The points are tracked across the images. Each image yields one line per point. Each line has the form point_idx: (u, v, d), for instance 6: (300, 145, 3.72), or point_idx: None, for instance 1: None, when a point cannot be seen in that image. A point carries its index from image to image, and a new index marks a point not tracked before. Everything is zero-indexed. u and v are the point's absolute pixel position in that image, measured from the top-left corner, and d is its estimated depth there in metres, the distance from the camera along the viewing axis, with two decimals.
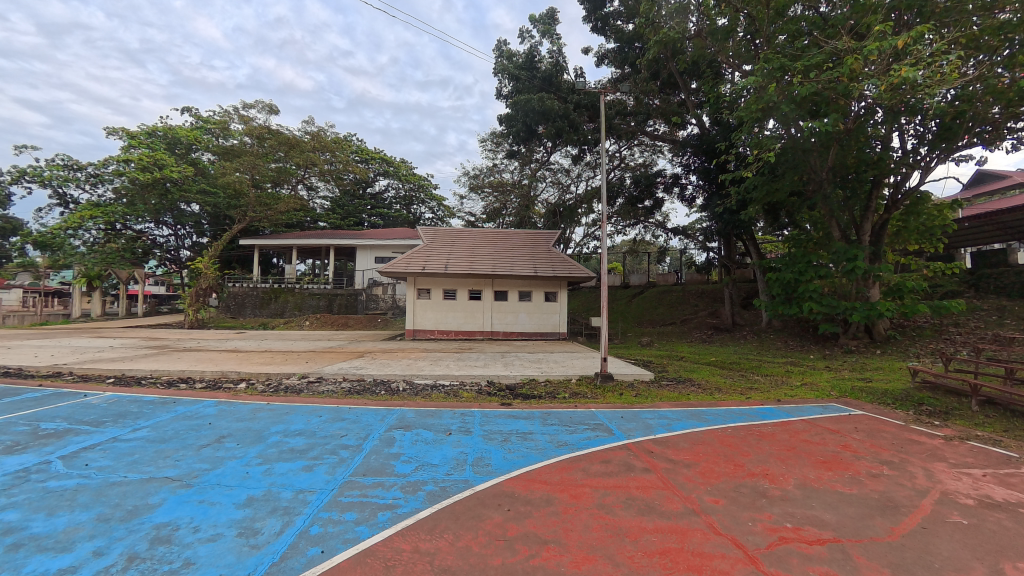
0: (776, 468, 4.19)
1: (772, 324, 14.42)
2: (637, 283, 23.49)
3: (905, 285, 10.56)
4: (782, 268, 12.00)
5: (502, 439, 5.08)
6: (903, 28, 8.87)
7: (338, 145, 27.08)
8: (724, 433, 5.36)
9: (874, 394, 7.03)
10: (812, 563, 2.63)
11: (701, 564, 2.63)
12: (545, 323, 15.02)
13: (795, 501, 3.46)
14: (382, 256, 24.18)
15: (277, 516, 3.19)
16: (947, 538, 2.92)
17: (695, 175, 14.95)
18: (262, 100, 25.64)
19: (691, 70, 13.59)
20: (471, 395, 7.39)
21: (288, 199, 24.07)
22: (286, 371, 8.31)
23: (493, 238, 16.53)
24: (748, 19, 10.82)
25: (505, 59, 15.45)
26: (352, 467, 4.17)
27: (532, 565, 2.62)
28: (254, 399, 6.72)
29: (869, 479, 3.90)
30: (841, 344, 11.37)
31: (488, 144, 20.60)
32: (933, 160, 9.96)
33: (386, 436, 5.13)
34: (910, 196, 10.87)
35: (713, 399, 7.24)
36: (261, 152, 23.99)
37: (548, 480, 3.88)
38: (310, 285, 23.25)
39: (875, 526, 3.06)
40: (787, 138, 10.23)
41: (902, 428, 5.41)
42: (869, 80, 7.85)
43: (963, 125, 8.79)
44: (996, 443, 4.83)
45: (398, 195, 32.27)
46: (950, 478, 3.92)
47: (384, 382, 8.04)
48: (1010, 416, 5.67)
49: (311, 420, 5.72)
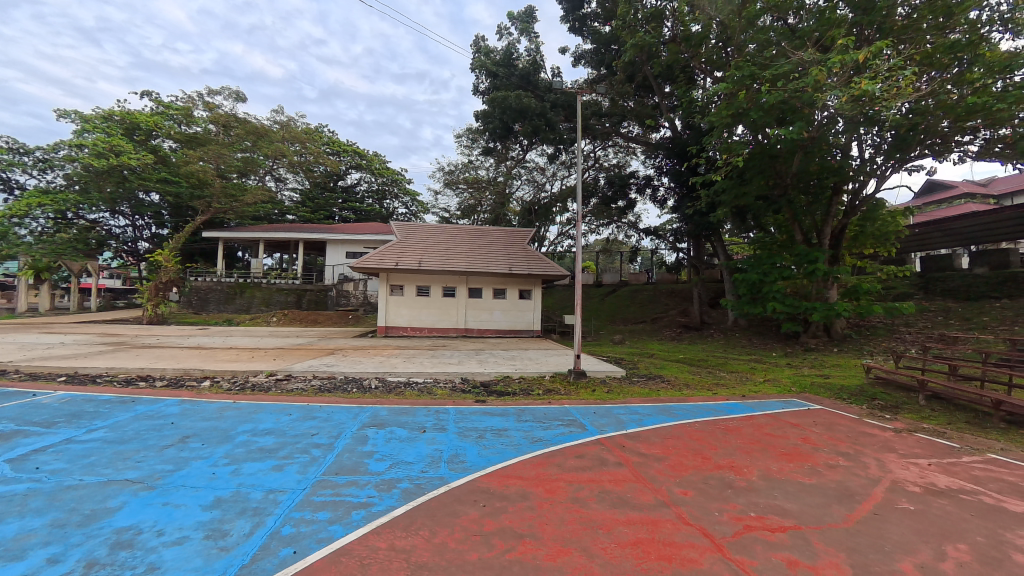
0: (741, 460, 4.38)
1: (738, 323, 14.98)
2: (610, 281, 23.78)
3: (861, 288, 11.14)
4: (748, 268, 12.49)
5: (478, 436, 5.07)
6: (864, 43, 9.44)
7: (309, 136, 26.46)
8: (693, 427, 5.54)
9: (831, 389, 7.43)
10: (774, 550, 2.77)
11: (671, 553, 2.72)
12: (520, 321, 15.15)
13: (760, 492, 3.62)
14: (354, 251, 23.73)
15: (247, 517, 3.10)
16: (897, 523, 3.13)
17: (668, 177, 15.34)
18: (229, 87, 24.71)
19: (665, 74, 13.91)
20: (445, 392, 7.37)
21: (255, 191, 23.22)
22: (253, 369, 8.02)
23: (468, 234, 16.44)
24: (721, 27, 11.15)
25: (483, 55, 15.51)
26: (325, 466, 4.08)
27: (508, 559, 2.64)
28: (219, 397, 6.44)
29: (827, 470, 4.12)
30: (802, 343, 11.90)
31: (464, 140, 20.53)
32: (888, 169, 10.47)
33: (359, 435, 5.03)
34: (867, 203, 11.41)
35: (681, 395, 7.47)
36: (227, 141, 23.42)
37: (524, 476, 3.92)
38: (278, 281, 22.66)
39: (832, 514, 3.24)
40: (754, 144, 10.63)
41: (857, 422, 5.73)
42: (831, 91, 8.19)
43: (916, 137, 9.19)
44: (940, 435, 5.19)
45: (370, 189, 31.35)
46: (900, 467, 4.20)
47: (356, 379, 7.89)
48: (953, 410, 6.09)
49: (281, 419, 5.56)
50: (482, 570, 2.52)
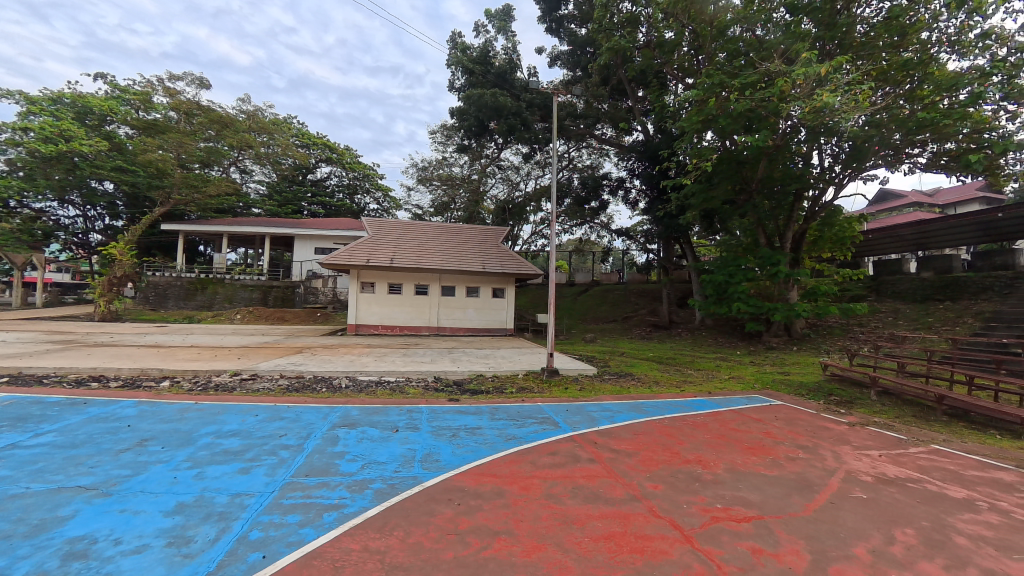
0: (708, 455, 4.55)
1: (704, 323, 15.51)
2: (582, 280, 24.15)
3: (819, 289, 11.71)
4: (714, 270, 12.96)
5: (451, 435, 5.06)
6: (826, 57, 9.95)
7: (277, 127, 25.56)
8: (663, 423, 5.71)
9: (791, 386, 7.81)
10: (740, 539, 2.89)
11: (643, 546, 2.80)
12: (493, 319, 15.21)
13: (726, 484, 3.77)
14: (324, 247, 23.17)
15: (212, 522, 2.98)
16: (852, 511, 3.34)
17: (640, 179, 15.70)
18: (192, 73, 23.53)
19: (639, 79, 14.25)
20: (417, 391, 7.30)
21: (219, 182, 22.29)
22: (217, 368, 7.70)
23: (441, 232, 16.30)
24: (694, 35, 11.44)
25: (460, 52, 15.44)
26: (294, 468, 3.97)
27: (483, 556, 2.65)
28: (180, 398, 6.15)
29: (787, 462, 4.34)
30: (765, 342, 12.46)
31: (438, 136, 20.37)
32: (845, 177, 11.06)
33: (329, 435, 4.92)
34: (826, 209, 12.01)
35: (651, 392, 7.68)
36: (189, 129, 22.31)
37: (498, 473, 3.94)
38: (242, 277, 21.95)
39: (792, 504, 3.42)
40: (723, 149, 11.01)
41: (815, 416, 6.06)
42: (795, 102, 8.57)
43: (870, 149, 9.77)
44: (889, 428, 5.55)
45: (341, 183, 30.58)
46: (853, 459, 4.47)
47: (326, 379, 7.70)
48: (901, 404, 6.51)
49: (247, 420, 5.38)
50: (457, 568, 2.52)
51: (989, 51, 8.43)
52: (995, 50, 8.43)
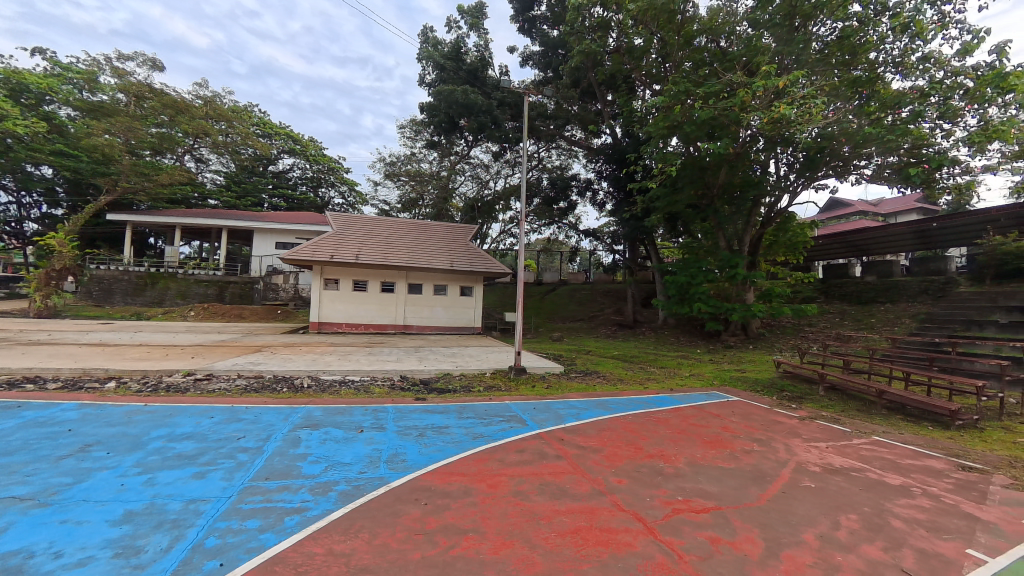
0: (670, 449, 4.71)
1: (667, 322, 16.00)
2: (550, 280, 24.42)
3: (774, 292, 12.30)
4: (677, 271, 13.43)
5: (418, 434, 5.01)
6: (784, 71, 10.48)
7: (236, 115, 24.37)
8: (627, 420, 5.87)
9: (747, 382, 8.21)
10: (700, 530, 3.02)
11: (608, 539, 2.87)
12: (460, 317, 15.16)
13: (686, 477, 3.93)
14: (285, 242, 22.34)
15: (164, 530, 2.83)
16: (802, 499, 3.55)
17: (607, 182, 16.02)
18: (144, 53, 22.11)
19: (609, 83, 14.54)
20: (383, 390, 7.17)
21: (172, 171, 21.11)
22: (169, 368, 7.30)
23: (408, 228, 16.04)
24: (661, 43, 11.75)
25: (431, 47, 15.28)
26: (253, 471, 3.82)
27: (451, 555, 2.64)
28: (128, 400, 5.78)
29: (743, 455, 4.56)
30: (723, 340, 13.00)
31: (407, 131, 20.08)
32: (798, 185, 11.69)
33: (291, 436, 4.77)
34: (781, 215, 12.65)
35: (616, 389, 7.88)
36: (139, 113, 20.96)
37: (466, 472, 3.94)
38: (196, 272, 21.05)
39: (748, 494, 3.60)
40: (687, 155, 11.36)
41: (769, 411, 6.39)
42: (755, 112, 8.99)
43: (822, 159, 10.40)
44: (835, 421, 5.93)
45: (304, 176, 29.50)
46: (803, 450, 4.75)
47: (287, 378, 7.44)
48: (846, 399, 6.96)
49: (202, 422, 5.12)
50: (424, 569, 2.50)
51: (928, 73, 9.11)
52: (933, 72, 9.12)
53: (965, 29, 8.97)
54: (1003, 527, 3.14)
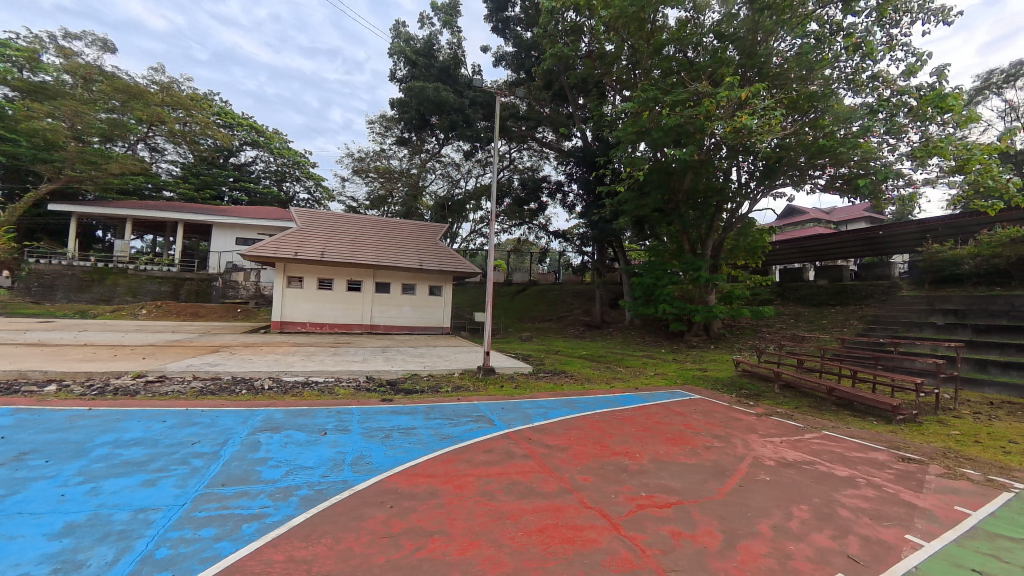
0: (634, 446, 4.83)
1: (634, 323, 16.40)
2: (520, 280, 24.54)
3: (734, 293, 12.77)
4: (644, 273, 13.79)
5: (384, 436, 4.92)
6: (747, 83, 10.95)
7: (195, 103, 23.22)
8: (594, 418, 5.98)
9: (709, 380, 8.52)
10: (663, 524, 3.11)
11: (574, 536, 2.91)
12: (429, 317, 15.02)
13: (650, 473, 4.04)
14: (246, 238, 21.48)
15: (110, 542, 2.66)
16: (758, 492, 3.72)
17: (577, 184, 16.27)
18: (94, 33, 20.77)
19: (580, 87, 14.77)
20: (348, 391, 7.00)
21: (124, 159, 19.95)
22: (116, 369, 6.88)
23: (376, 226, 15.73)
24: (632, 50, 12.04)
25: (403, 42, 15.08)
26: (209, 477, 3.65)
27: (416, 558, 2.62)
28: (70, 404, 5.40)
29: (704, 451, 4.73)
30: (687, 340, 13.43)
31: (377, 127, 19.71)
32: (757, 193, 12.23)
33: (250, 440, 4.59)
34: (742, 221, 13.19)
35: (583, 388, 8.00)
36: (88, 96, 19.69)
37: (432, 473, 3.90)
38: (149, 268, 19.97)
39: (708, 488, 3.74)
40: (654, 160, 11.63)
41: (728, 408, 6.65)
42: (719, 122, 9.29)
43: (780, 168, 10.96)
44: (789, 417, 6.25)
45: (268, 169, 28.44)
46: (760, 445, 4.97)
47: (246, 380, 7.14)
48: (799, 396, 7.33)
49: (153, 427, 4.85)
50: (389, 572, 2.46)
51: (876, 91, 9.71)
52: (881, 90, 9.73)
53: (910, 51, 9.59)
54: (937, 513, 3.39)
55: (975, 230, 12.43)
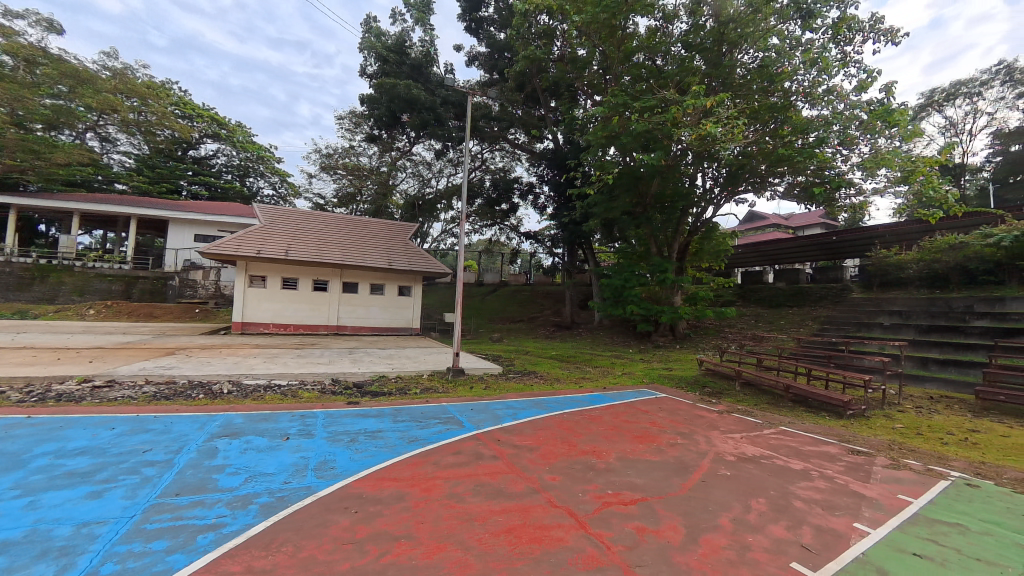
0: (601, 445, 4.91)
1: (603, 323, 16.73)
2: (491, 280, 24.54)
3: (699, 295, 13.16)
4: (613, 275, 14.06)
5: (349, 440, 4.81)
6: (712, 92, 11.32)
7: (151, 91, 22.04)
8: (563, 418, 6.03)
9: (674, 379, 8.76)
10: (629, 521, 3.17)
11: (541, 535, 2.93)
12: (398, 318, 14.83)
13: (616, 471, 4.11)
14: (205, 235, 20.61)
15: (48, 560, 2.48)
16: (719, 487, 3.85)
17: (548, 186, 16.43)
18: (38, 13, 19.44)
19: (552, 90, 14.93)
20: (312, 395, 6.81)
21: (71, 149, 18.78)
22: (60, 374, 6.45)
23: (344, 224, 15.37)
24: (602, 56, 12.25)
25: (374, 37, 14.86)
26: (161, 487, 3.47)
27: (382, 563, 2.57)
28: (5, 412, 5.01)
29: (668, 448, 4.86)
30: (654, 340, 13.78)
31: (346, 122, 19.28)
32: (720, 198, 12.67)
33: (206, 447, 4.39)
34: (706, 225, 13.63)
35: (553, 388, 8.07)
36: (30, 80, 18.43)
37: (399, 477, 3.84)
38: (99, 265, 18.89)
39: (672, 485, 3.84)
40: (623, 164, 11.87)
41: (692, 406, 6.86)
42: (685, 128, 9.50)
43: (741, 176, 11.42)
44: (748, 413, 6.50)
45: (229, 164, 27.34)
46: (721, 441, 5.15)
47: (204, 384, 6.82)
48: (758, 393, 7.64)
49: (100, 435, 4.57)
50: None
51: (831, 104, 10.23)
52: (835, 104, 10.26)
53: (862, 69, 10.15)
54: (883, 502, 3.60)
55: (915, 237, 13.22)
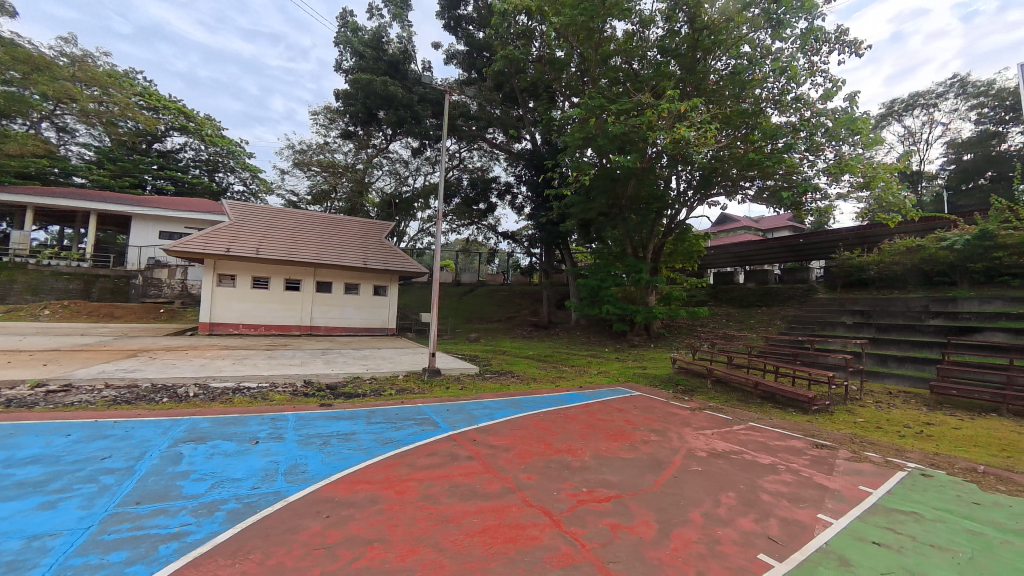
0: (577, 443, 4.95)
1: (579, 322, 16.89)
2: (468, 280, 24.44)
3: (673, 295, 13.41)
4: (589, 275, 14.21)
5: (322, 443, 4.71)
6: (686, 96, 11.57)
7: (112, 80, 21.05)
8: (539, 417, 6.06)
9: (648, 378, 8.92)
10: (603, 518, 3.21)
11: (516, 535, 2.94)
12: (373, 318, 14.62)
13: (591, 469, 4.16)
14: (171, 232, 19.85)
15: None
16: (691, 482, 3.93)
17: (526, 186, 16.48)
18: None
19: (530, 90, 14.99)
20: (284, 397, 6.64)
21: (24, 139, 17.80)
22: (10, 378, 6.09)
23: (318, 223, 15.03)
24: (580, 58, 12.35)
25: (350, 32, 14.59)
26: (120, 496, 3.31)
27: (354, 568, 2.53)
28: None
29: (642, 445, 4.94)
30: (629, 340, 13.98)
31: (321, 118, 18.87)
32: (693, 201, 12.97)
33: (170, 453, 4.22)
34: (681, 226, 13.92)
35: (529, 388, 8.10)
36: None
37: (373, 480, 3.78)
38: (55, 263, 17.98)
39: (645, 481, 3.90)
40: (600, 166, 11.99)
41: (666, 404, 7.00)
42: (661, 131, 9.63)
43: (713, 179, 11.72)
44: (719, 410, 6.68)
45: (198, 158, 26.39)
46: (693, 438, 5.28)
47: (168, 388, 6.56)
48: (729, 391, 7.85)
49: (53, 442, 4.33)
50: None
51: (799, 111, 10.60)
52: (802, 111, 10.64)
53: (827, 78, 10.55)
54: (845, 493, 3.76)
55: (878, 239, 13.89)
